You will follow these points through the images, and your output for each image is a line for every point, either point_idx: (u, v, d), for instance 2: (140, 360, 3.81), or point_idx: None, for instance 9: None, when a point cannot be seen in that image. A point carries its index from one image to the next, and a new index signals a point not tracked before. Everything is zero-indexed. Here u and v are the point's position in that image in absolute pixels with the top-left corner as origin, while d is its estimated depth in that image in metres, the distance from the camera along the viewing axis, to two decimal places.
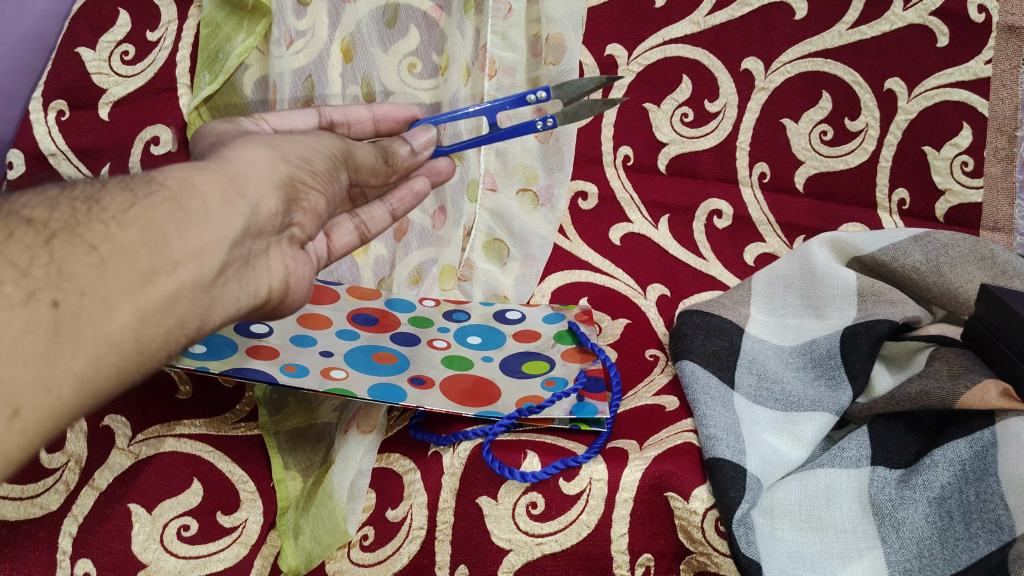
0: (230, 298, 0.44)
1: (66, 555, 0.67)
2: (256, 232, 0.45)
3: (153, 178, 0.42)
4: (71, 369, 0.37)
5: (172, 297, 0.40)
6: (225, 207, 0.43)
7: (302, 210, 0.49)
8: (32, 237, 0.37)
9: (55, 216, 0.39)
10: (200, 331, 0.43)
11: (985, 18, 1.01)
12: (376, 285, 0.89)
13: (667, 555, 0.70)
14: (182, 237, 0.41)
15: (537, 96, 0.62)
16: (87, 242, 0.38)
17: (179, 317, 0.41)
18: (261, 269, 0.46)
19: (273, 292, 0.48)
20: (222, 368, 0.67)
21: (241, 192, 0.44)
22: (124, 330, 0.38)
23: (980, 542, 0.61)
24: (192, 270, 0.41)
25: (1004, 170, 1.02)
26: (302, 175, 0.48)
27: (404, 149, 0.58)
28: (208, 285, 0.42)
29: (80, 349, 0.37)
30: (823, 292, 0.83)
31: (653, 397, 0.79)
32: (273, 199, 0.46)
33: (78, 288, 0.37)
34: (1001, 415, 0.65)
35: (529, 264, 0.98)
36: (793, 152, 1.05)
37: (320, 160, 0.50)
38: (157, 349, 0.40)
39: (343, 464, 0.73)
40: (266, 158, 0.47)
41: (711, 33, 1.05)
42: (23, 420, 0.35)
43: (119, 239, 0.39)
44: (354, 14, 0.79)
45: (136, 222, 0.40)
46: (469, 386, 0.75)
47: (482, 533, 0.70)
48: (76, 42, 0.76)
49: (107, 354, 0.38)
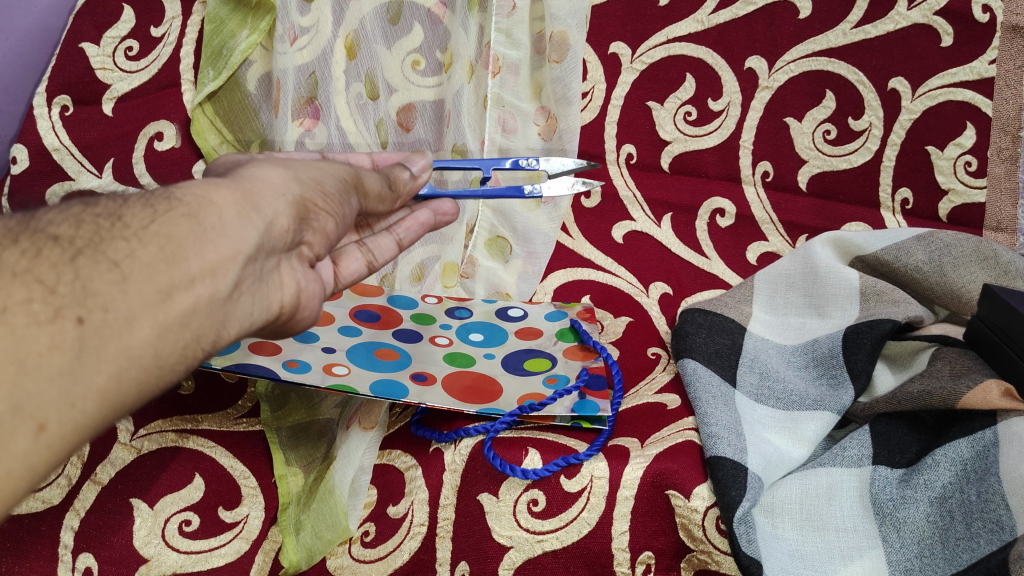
0: (244, 312, 0.44)
1: (67, 549, 0.67)
2: (269, 248, 0.46)
3: (173, 195, 0.42)
4: (94, 383, 0.36)
5: (189, 311, 0.40)
6: (241, 223, 0.43)
7: (312, 230, 0.50)
8: (59, 253, 0.37)
9: (79, 233, 0.39)
10: (215, 344, 0.43)
11: (990, 18, 1.01)
12: (378, 281, 0.90)
13: (667, 552, 0.69)
14: (199, 251, 0.41)
15: (529, 162, 0.67)
16: (110, 259, 0.38)
17: (195, 331, 0.41)
18: (273, 284, 0.47)
19: (284, 306, 0.48)
20: (223, 364, 0.68)
21: (257, 208, 0.45)
22: (144, 344, 0.38)
23: (981, 542, 0.60)
24: (208, 286, 0.41)
25: (1008, 170, 1.01)
26: (313, 195, 0.49)
27: (405, 175, 0.58)
28: (222, 300, 0.42)
29: (103, 364, 0.37)
30: (825, 291, 0.84)
31: (655, 394, 0.79)
32: (286, 215, 0.47)
33: (101, 304, 0.37)
34: (1002, 415, 0.65)
35: (532, 260, 0.99)
36: (796, 151, 1.05)
37: (331, 182, 0.51)
38: (175, 362, 0.40)
39: (344, 460, 0.73)
40: (280, 177, 0.48)
41: (715, 32, 1.05)
42: (50, 434, 0.35)
43: (140, 255, 0.39)
44: (358, 10, 0.79)
45: (156, 237, 0.40)
46: (471, 383, 0.76)
47: (482, 530, 0.70)
48: (81, 38, 0.76)
49: (127, 370, 0.38)
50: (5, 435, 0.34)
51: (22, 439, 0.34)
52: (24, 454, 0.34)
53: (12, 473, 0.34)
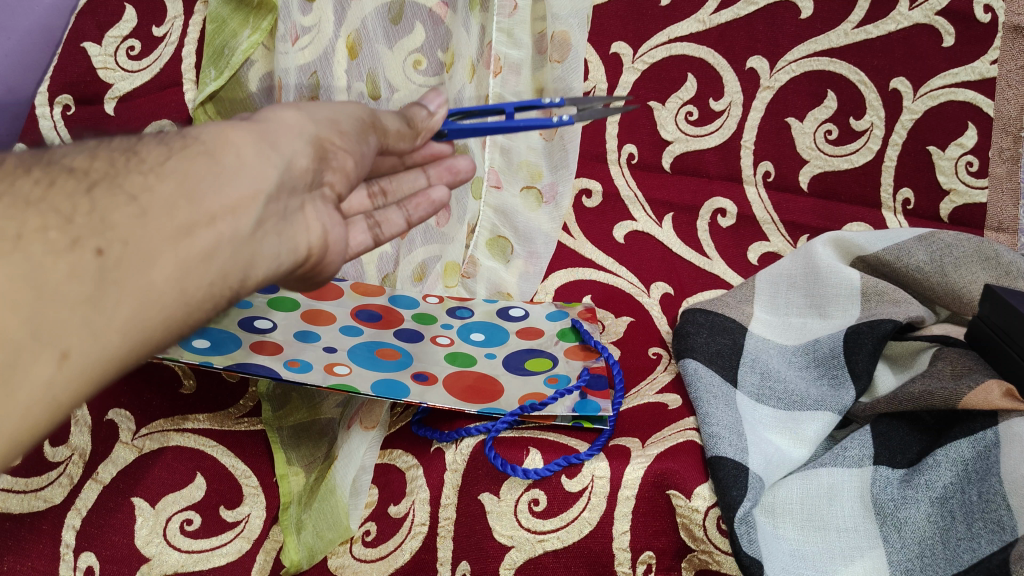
0: (270, 252, 0.44)
1: (69, 548, 0.67)
2: (290, 188, 0.45)
3: (188, 132, 0.43)
4: (117, 317, 0.38)
5: (211, 249, 0.41)
6: (260, 160, 0.44)
7: (332, 170, 0.48)
8: (74, 184, 0.39)
9: (94, 166, 0.41)
10: (243, 286, 0.44)
11: (991, 18, 1.01)
12: (379, 281, 0.90)
13: (668, 552, 0.69)
14: (218, 191, 0.42)
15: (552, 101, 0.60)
16: (127, 193, 0.40)
17: (220, 269, 0.42)
18: (299, 225, 0.46)
19: (313, 248, 0.48)
20: (224, 364, 0.68)
21: (275, 146, 0.45)
22: (167, 280, 0.39)
23: (982, 543, 0.60)
24: (229, 224, 0.42)
25: (1009, 170, 1.01)
26: (330, 134, 0.48)
27: (423, 112, 0.55)
28: (246, 239, 0.43)
29: (125, 298, 0.38)
30: (826, 291, 0.84)
31: (656, 394, 0.79)
32: (304, 155, 0.46)
33: (120, 238, 0.38)
34: (1004, 416, 0.65)
35: (533, 261, 0.98)
36: (797, 151, 1.05)
37: (348, 121, 0.50)
38: (202, 300, 0.41)
39: (346, 460, 0.73)
40: (295, 119, 0.47)
41: (716, 32, 1.05)
42: (73, 363, 0.36)
43: (158, 190, 0.40)
44: (359, 9, 0.79)
45: (173, 175, 0.41)
46: (472, 383, 0.76)
47: (483, 529, 0.70)
48: (82, 37, 0.77)
49: (152, 304, 0.39)
50: (29, 360, 0.35)
51: (46, 368, 0.36)
52: (49, 385, 0.36)
53: (35, 402, 0.35)
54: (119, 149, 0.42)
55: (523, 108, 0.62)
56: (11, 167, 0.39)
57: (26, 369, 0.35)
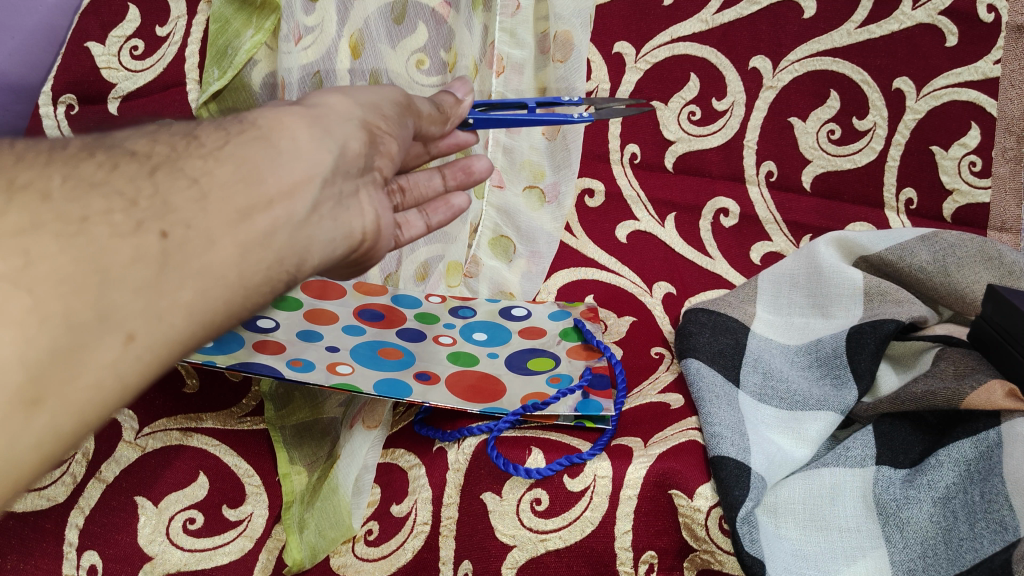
0: (325, 237, 0.45)
1: (72, 546, 0.67)
2: (345, 171, 0.47)
3: (245, 118, 0.45)
4: (179, 300, 0.38)
5: (269, 232, 0.41)
6: (314, 145, 0.45)
7: (381, 153, 0.51)
8: (137, 168, 0.40)
9: (156, 149, 0.41)
10: (300, 270, 0.44)
11: (995, 17, 1.00)
12: (382, 281, 0.89)
13: (670, 552, 0.69)
14: (275, 173, 0.42)
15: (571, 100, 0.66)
16: (188, 176, 0.40)
17: (278, 252, 0.42)
18: (354, 210, 0.47)
19: (366, 234, 0.49)
20: (228, 362, 0.70)
21: (328, 131, 0.46)
22: (226, 263, 0.39)
23: (984, 542, 0.60)
24: (286, 207, 0.42)
25: (1013, 170, 1.00)
26: (376, 119, 0.50)
27: (450, 99, 0.59)
28: (302, 222, 0.43)
29: (186, 281, 0.38)
30: (829, 292, 0.84)
31: (658, 394, 0.79)
32: (357, 138, 0.48)
33: (183, 221, 0.38)
34: (1007, 415, 0.64)
35: (535, 260, 0.98)
36: (800, 151, 1.05)
37: (388, 106, 0.52)
38: (260, 284, 0.41)
39: (348, 458, 0.74)
40: (342, 103, 0.49)
41: (720, 31, 1.05)
42: (138, 344, 0.36)
43: (217, 173, 0.41)
44: (363, 9, 0.79)
45: (231, 158, 0.42)
46: (474, 383, 0.76)
47: (485, 529, 0.70)
48: (86, 37, 0.78)
49: (212, 287, 0.39)
50: (93, 343, 0.35)
51: (112, 349, 0.35)
52: (114, 365, 0.35)
53: (102, 382, 0.35)
54: (178, 134, 0.43)
55: (544, 104, 0.66)
56: (74, 151, 0.39)
57: (89, 351, 0.35)
